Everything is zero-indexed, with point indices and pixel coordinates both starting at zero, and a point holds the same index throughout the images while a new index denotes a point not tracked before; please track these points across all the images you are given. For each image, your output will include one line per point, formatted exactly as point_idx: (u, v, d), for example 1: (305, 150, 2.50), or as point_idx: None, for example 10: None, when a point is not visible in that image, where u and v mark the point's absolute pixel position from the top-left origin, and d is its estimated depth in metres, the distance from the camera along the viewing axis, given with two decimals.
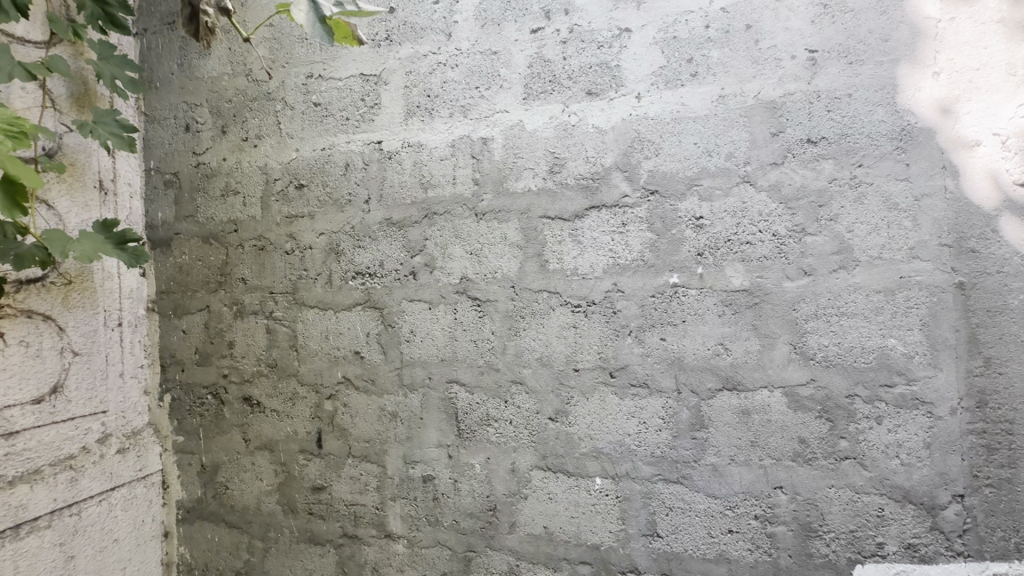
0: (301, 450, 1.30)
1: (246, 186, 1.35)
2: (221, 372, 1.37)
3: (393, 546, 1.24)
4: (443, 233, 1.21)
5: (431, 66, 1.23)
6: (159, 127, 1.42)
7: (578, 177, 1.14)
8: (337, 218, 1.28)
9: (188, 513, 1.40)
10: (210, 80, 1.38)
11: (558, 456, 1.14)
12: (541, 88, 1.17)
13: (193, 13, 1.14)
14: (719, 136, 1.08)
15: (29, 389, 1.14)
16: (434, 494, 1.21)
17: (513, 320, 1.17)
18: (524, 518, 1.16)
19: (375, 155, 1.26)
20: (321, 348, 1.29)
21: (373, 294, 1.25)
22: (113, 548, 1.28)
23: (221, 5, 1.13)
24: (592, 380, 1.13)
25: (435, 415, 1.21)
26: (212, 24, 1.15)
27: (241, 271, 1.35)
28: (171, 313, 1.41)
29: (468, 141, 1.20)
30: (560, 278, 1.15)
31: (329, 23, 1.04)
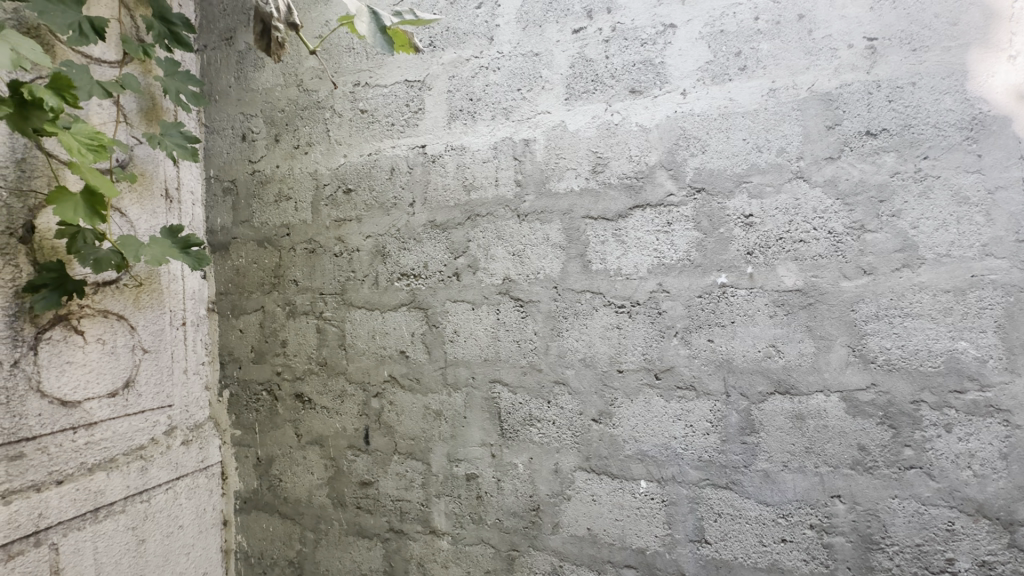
0: (349, 446, 1.35)
1: (297, 192, 1.41)
2: (275, 370, 1.43)
3: (437, 543, 1.26)
4: (486, 234, 1.22)
5: (473, 70, 1.25)
6: (218, 137, 1.50)
7: (621, 177, 1.13)
8: (384, 221, 1.32)
9: (245, 502, 1.47)
10: (265, 91, 1.45)
11: (601, 458, 1.13)
12: (583, 88, 1.16)
13: (265, 29, 1.20)
14: (769, 131, 1.04)
15: (105, 383, 1.23)
16: (477, 493, 1.23)
17: (555, 321, 1.17)
18: (568, 519, 1.16)
19: (419, 159, 1.29)
20: (368, 347, 1.33)
21: (417, 295, 1.28)
22: (179, 533, 1.36)
23: (291, 21, 1.17)
24: (636, 382, 1.11)
25: (479, 415, 1.22)
26: (281, 38, 1.18)
27: (293, 273, 1.41)
28: (229, 313, 1.49)
29: (511, 143, 1.21)
30: (603, 278, 1.14)
31: (389, 32, 1.07)
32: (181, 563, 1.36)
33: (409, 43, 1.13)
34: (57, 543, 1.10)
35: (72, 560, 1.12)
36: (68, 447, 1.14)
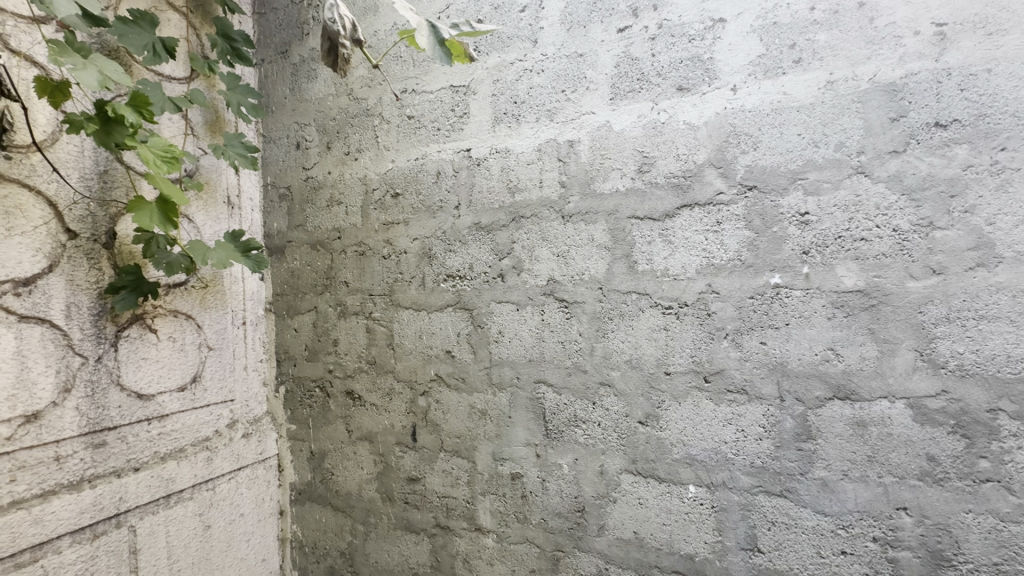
0: (398, 442, 1.39)
1: (348, 197, 1.47)
2: (328, 367, 1.50)
3: (482, 540, 1.28)
4: (531, 236, 1.23)
5: (517, 73, 1.26)
6: (274, 146, 1.58)
7: (668, 176, 1.11)
8: (430, 223, 1.35)
9: (300, 494, 1.55)
10: (317, 101, 1.51)
11: (648, 461, 1.12)
12: (629, 87, 1.15)
13: (331, 46, 1.20)
14: (827, 124, 1.00)
15: (175, 378, 1.31)
16: (522, 492, 1.23)
17: (601, 322, 1.16)
18: (613, 521, 1.15)
19: (464, 162, 1.31)
20: (415, 347, 1.36)
21: (462, 296, 1.31)
22: (240, 521, 1.44)
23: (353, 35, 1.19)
24: (684, 385, 1.09)
25: (524, 415, 1.23)
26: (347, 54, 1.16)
27: (344, 275, 1.47)
28: (285, 313, 1.57)
29: (555, 144, 1.21)
30: (649, 279, 1.12)
31: (448, 44, 1.08)
32: (243, 549, 1.44)
33: (465, 52, 1.09)
34: (135, 525, 1.18)
35: (147, 542, 1.21)
36: (144, 437, 1.23)
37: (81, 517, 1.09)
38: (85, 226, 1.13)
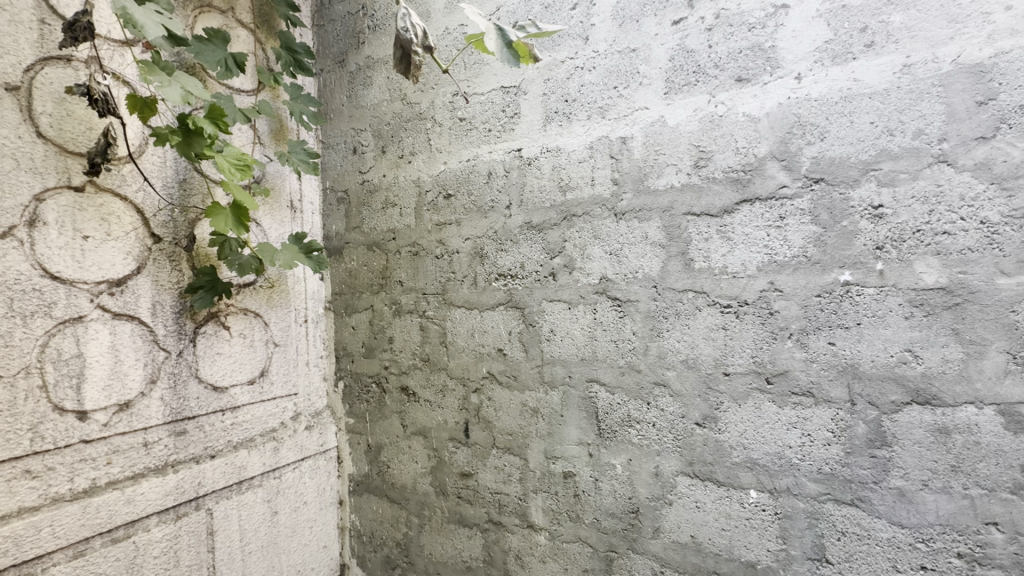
0: (451, 438, 1.42)
1: (402, 199, 1.51)
2: (383, 364, 1.55)
3: (535, 537, 1.29)
4: (583, 234, 1.23)
5: (568, 71, 1.26)
6: (333, 152, 1.65)
7: (727, 170, 1.08)
8: (482, 224, 1.37)
9: (358, 485, 1.62)
10: (373, 107, 1.57)
11: (706, 464, 1.09)
12: (684, 81, 1.13)
13: (403, 54, 1.14)
14: (903, 111, 0.94)
15: (246, 372, 1.40)
16: (575, 491, 1.23)
17: (655, 321, 1.14)
18: (669, 524, 1.13)
19: (516, 162, 1.32)
20: (468, 345, 1.39)
21: (514, 295, 1.32)
22: (304, 508, 1.52)
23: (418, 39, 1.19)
24: (744, 386, 1.06)
25: (576, 414, 1.23)
26: (421, 62, 1.12)
27: (399, 275, 1.51)
28: (343, 311, 1.64)
29: (608, 141, 1.20)
30: (707, 277, 1.09)
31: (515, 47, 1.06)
32: (306, 535, 1.52)
33: (530, 54, 1.07)
34: (211, 508, 1.27)
35: (223, 524, 1.29)
36: (218, 427, 1.32)
37: (167, 499, 1.18)
38: (168, 231, 1.23)
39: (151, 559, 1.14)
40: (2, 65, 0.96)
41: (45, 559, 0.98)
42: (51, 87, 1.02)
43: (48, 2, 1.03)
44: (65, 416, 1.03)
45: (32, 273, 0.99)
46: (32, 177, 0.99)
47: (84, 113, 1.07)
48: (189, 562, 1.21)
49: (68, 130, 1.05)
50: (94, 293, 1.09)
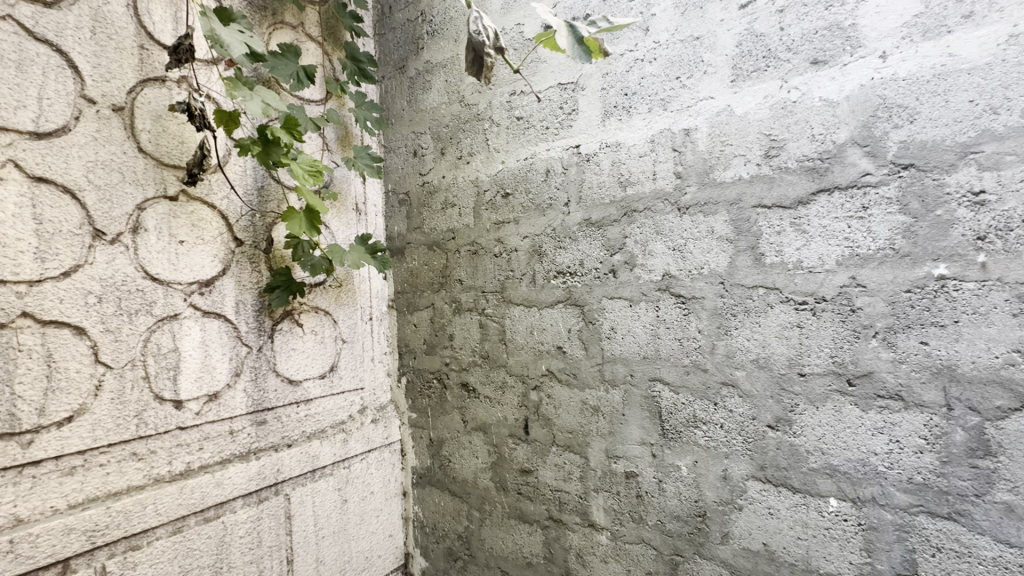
0: (511, 435, 1.43)
1: (461, 199, 1.54)
2: (444, 361, 1.59)
3: (596, 537, 1.28)
4: (644, 230, 1.20)
5: (628, 64, 1.23)
6: (394, 155, 1.71)
7: (801, 159, 1.02)
8: (540, 222, 1.37)
9: (421, 477, 1.67)
10: (432, 110, 1.61)
11: (779, 468, 1.04)
12: (753, 67, 1.08)
13: (475, 56, 1.17)
14: (1009, 86, 0.85)
15: (317, 366, 1.48)
16: (637, 492, 1.21)
17: (722, 319, 1.10)
18: (739, 530, 1.08)
19: (574, 159, 1.31)
20: (527, 342, 1.40)
21: (574, 292, 1.31)
22: (371, 497, 1.59)
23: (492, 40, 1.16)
24: (823, 388, 1.00)
25: (639, 413, 1.21)
26: (492, 63, 1.14)
27: (458, 274, 1.55)
28: (406, 309, 1.69)
29: (670, 134, 1.17)
30: (779, 272, 1.04)
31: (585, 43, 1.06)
32: (373, 524, 1.59)
33: (601, 48, 1.07)
34: (289, 494, 1.36)
35: (299, 510, 1.38)
36: (294, 418, 1.41)
37: (250, 484, 1.27)
38: (248, 235, 1.32)
39: (238, 538, 1.23)
40: (109, 89, 1.07)
41: (150, 533, 1.08)
42: (150, 106, 1.13)
43: (147, 29, 1.14)
44: (164, 405, 1.14)
45: (136, 275, 1.10)
46: (135, 188, 1.10)
47: (177, 128, 1.17)
48: (270, 543, 1.30)
49: (164, 144, 1.15)
50: (187, 292, 1.19)
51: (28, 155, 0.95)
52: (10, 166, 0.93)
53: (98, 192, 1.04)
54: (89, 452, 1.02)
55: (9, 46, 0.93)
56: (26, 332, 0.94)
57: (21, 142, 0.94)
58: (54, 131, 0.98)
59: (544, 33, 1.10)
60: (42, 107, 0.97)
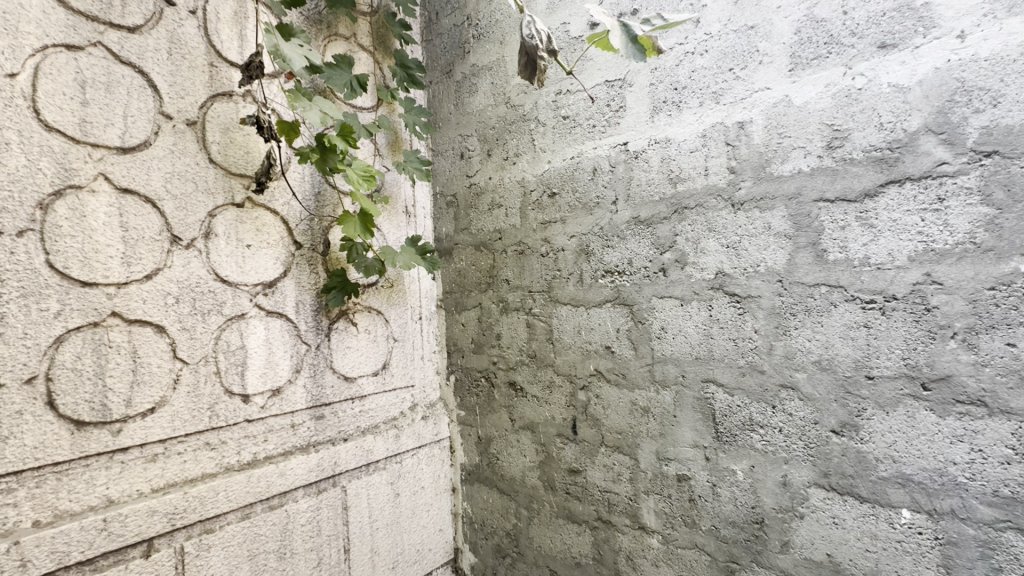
0: (558, 434, 1.43)
1: (507, 200, 1.56)
2: (492, 359, 1.61)
3: (647, 540, 1.25)
4: (695, 227, 1.17)
5: (677, 58, 1.21)
6: (441, 158, 1.75)
7: (867, 150, 0.97)
8: (587, 221, 1.37)
9: (469, 475, 1.70)
10: (478, 112, 1.63)
11: (845, 476, 0.98)
12: (814, 54, 1.03)
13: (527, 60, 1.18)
14: None
15: (371, 364, 1.54)
16: (690, 496, 1.18)
17: (781, 319, 1.06)
18: (799, 539, 1.04)
19: (622, 156, 1.30)
20: (574, 342, 1.39)
21: (622, 292, 1.30)
22: (422, 492, 1.64)
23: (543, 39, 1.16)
24: (893, 392, 0.94)
25: (691, 414, 1.18)
26: (544, 66, 1.15)
27: (505, 274, 1.56)
28: (454, 309, 1.73)
29: (723, 128, 1.13)
30: (843, 270, 0.99)
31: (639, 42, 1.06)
32: (424, 518, 1.63)
33: (654, 46, 1.07)
34: (345, 486, 1.41)
35: (354, 501, 1.43)
36: (349, 413, 1.47)
37: (310, 475, 1.33)
38: (307, 239, 1.39)
39: (299, 526, 1.30)
40: (184, 105, 1.15)
41: (222, 518, 1.16)
42: (219, 119, 1.21)
43: (216, 47, 1.22)
44: (234, 398, 1.21)
45: (208, 278, 1.18)
46: (206, 197, 1.18)
47: (243, 140, 1.25)
48: (329, 532, 1.36)
49: (231, 155, 1.23)
50: (252, 293, 1.26)
51: (116, 168, 1.04)
52: (101, 179, 1.02)
53: (174, 201, 1.13)
54: (169, 440, 1.10)
55: (99, 70, 1.03)
56: (114, 330, 1.03)
57: (110, 156, 1.03)
58: (137, 145, 1.07)
59: (596, 34, 1.10)
60: (127, 124, 1.06)
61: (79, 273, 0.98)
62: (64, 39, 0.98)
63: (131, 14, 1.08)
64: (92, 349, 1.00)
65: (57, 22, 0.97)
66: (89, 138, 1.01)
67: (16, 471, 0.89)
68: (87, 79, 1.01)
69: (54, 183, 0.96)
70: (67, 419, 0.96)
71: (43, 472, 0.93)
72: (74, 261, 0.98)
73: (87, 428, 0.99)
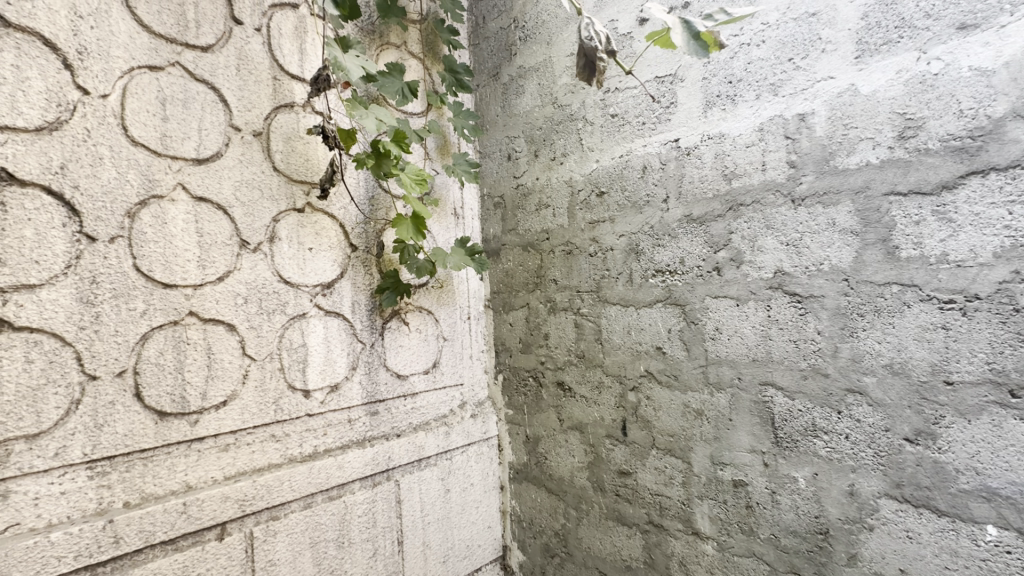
0: (608, 435, 1.42)
1: (554, 200, 1.56)
2: (540, 359, 1.61)
3: (701, 546, 1.22)
4: (752, 225, 1.13)
5: (732, 50, 1.17)
6: (489, 160, 1.77)
7: (945, 139, 0.91)
8: (637, 219, 1.35)
9: (517, 473, 1.71)
10: (525, 114, 1.64)
11: (920, 487, 0.92)
12: (883, 39, 0.98)
13: (586, 62, 1.17)
14: None
15: (421, 362, 1.58)
16: (747, 502, 1.14)
17: (847, 319, 1.01)
18: (869, 553, 0.98)
19: (673, 153, 1.27)
20: (624, 342, 1.38)
21: (674, 291, 1.27)
22: (471, 488, 1.67)
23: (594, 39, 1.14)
24: (976, 399, 0.87)
25: (747, 418, 1.14)
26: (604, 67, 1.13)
27: (553, 274, 1.56)
28: (501, 309, 1.75)
29: (782, 121, 1.09)
30: (918, 267, 0.93)
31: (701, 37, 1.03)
32: (474, 514, 1.66)
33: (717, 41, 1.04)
34: (399, 480, 1.46)
35: (407, 495, 1.48)
36: (402, 410, 1.51)
37: (366, 469, 1.39)
38: (362, 241, 1.45)
39: (356, 517, 1.35)
40: (251, 117, 1.23)
41: (286, 506, 1.23)
42: (281, 130, 1.28)
43: (278, 62, 1.29)
44: (296, 393, 1.28)
45: (273, 279, 1.25)
46: (271, 203, 1.25)
47: (303, 148, 1.32)
48: (384, 524, 1.41)
49: (293, 163, 1.30)
50: (313, 294, 1.33)
51: (192, 178, 1.12)
52: (179, 189, 1.10)
53: (243, 208, 1.20)
54: (239, 431, 1.18)
55: (177, 88, 1.11)
56: (192, 328, 1.11)
57: (187, 167, 1.12)
58: (210, 156, 1.15)
59: (657, 31, 1.08)
60: (202, 137, 1.14)
61: (161, 275, 1.07)
62: (147, 61, 1.07)
63: (204, 35, 1.16)
64: (173, 345, 1.08)
65: (141, 46, 1.06)
66: (169, 151, 1.09)
67: (109, 455, 0.99)
68: (166, 96, 1.09)
69: (140, 193, 1.05)
70: (152, 409, 1.05)
71: (132, 458, 1.02)
72: (157, 264, 1.06)
73: (169, 418, 1.07)
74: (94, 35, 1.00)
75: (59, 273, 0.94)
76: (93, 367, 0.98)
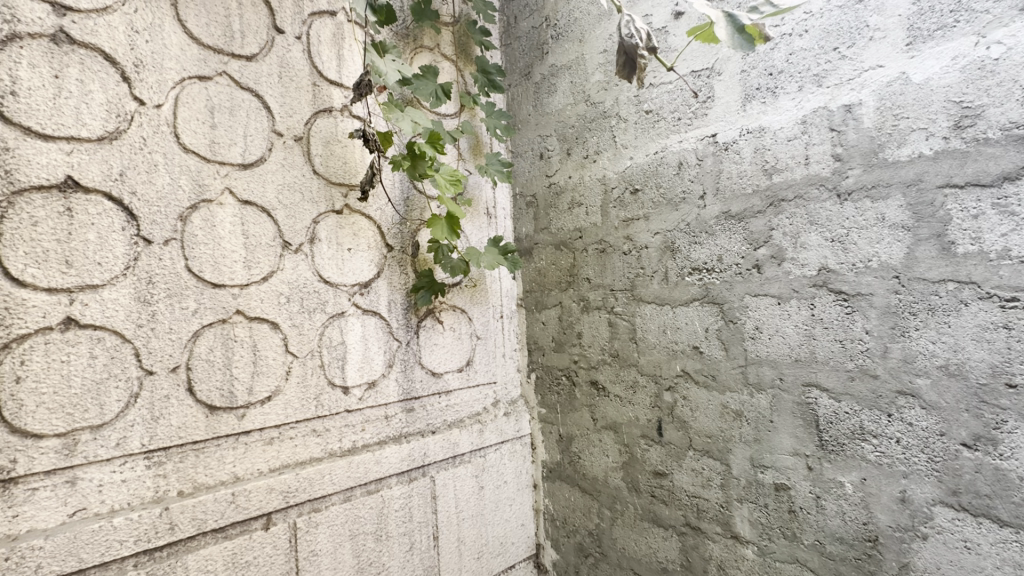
0: (643, 436, 1.41)
1: (587, 198, 1.55)
2: (573, 358, 1.61)
3: (741, 550, 1.20)
4: (795, 221, 1.10)
5: (772, 41, 1.14)
6: (521, 159, 1.77)
7: (1006, 127, 0.86)
8: (673, 217, 1.33)
9: (551, 472, 1.72)
10: (557, 112, 1.64)
11: (979, 496, 0.88)
12: (937, 24, 0.93)
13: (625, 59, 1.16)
14: None
15: (455, 360, 1.60)
16: (790, 507, 1.11)
17: (897, 319, 0.96)
18: (922, 563, 0.94)
19: (710, 149, 1.25)
20: (659, 341, 1.36)
21: (711, 290, 1.24)
22: (505, 486, 1.68)
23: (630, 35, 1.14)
24: None
25: (789, 420, 1.11)
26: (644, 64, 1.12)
27: (586, 272, 1.56)
28: (534, 308, 1.75)
29: (826, 113, 1.05)
30: (976, 264, 0.88)
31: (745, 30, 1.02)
32: (507, 511, 1.67)
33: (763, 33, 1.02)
34: (434, 476, 1.49)
35: (442, 491, 1.50)
36: (437, 407, 1.54)
37: (403, 464, 1.42)
38: (397, 241, 1.48)
39: (394, 511, 1.38)
40: (292, 122, 1.27)
41: (327, 499, 1.27)
42: (321, 134, 1.32)
43: (318, 68, 1.33)
44: (336, 390, 1.32)
45: (314, 279, 1.29)
46: (311, 205, 1.29)
47: (341, 152, 1.36)
48: (420, 518, 1.44)
49: (331, 166, 1.34)
50: (351, 293, 1.37)
51: (238, 183, 1.17)
52: (226, 193, 1.15)
53: (286, 211, 1.25)
54: (283, 426, 1.22)
55: (224, 96, 1.16)
56: (239, 325, 1.16)
57: (233, 172, 1.17)
58: (254, 161, 1.20)
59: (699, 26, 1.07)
60: (247, 143, 1.19)
61: (211, 276, 1.12)
62: (197, 71, 1.12)
63: (249, 44, 1.21)
64: (221, 342, 1.13)
65: (191, 57, 1.12)
66: (217, 157, 1.14)
67: (165, 446, 1.04)
68: (214, 105, 1.14)
69: (191, 198, 1.10)
70: (203, 403, 1.10)
71: (185, 449, 1.07)
72: (207, 265, 1.11)
73: (219, 412, 1.12)
74: (149, 48, 1.06)
75: (119, 273, 1.00)
76: (150, 362, 1.03)
